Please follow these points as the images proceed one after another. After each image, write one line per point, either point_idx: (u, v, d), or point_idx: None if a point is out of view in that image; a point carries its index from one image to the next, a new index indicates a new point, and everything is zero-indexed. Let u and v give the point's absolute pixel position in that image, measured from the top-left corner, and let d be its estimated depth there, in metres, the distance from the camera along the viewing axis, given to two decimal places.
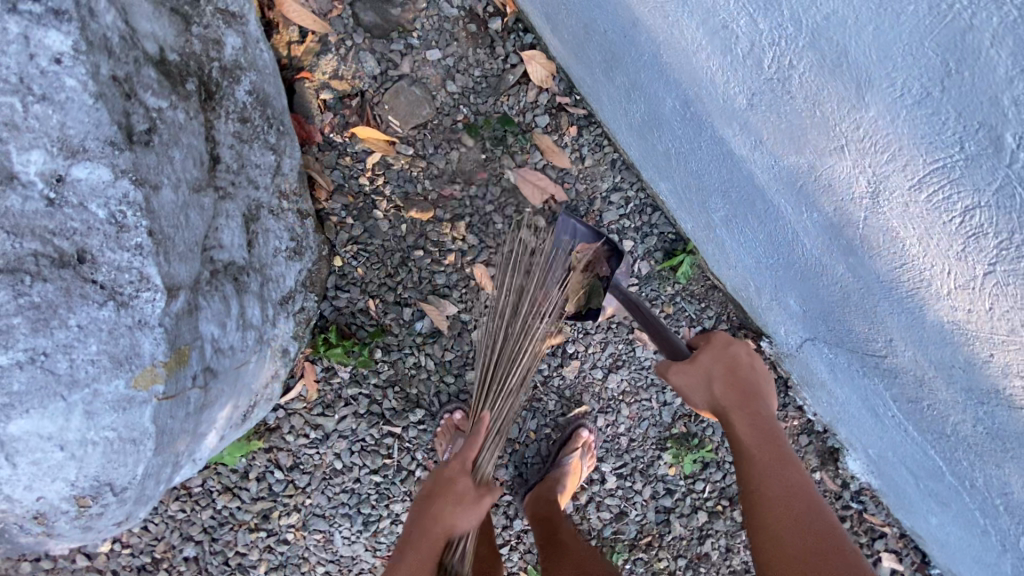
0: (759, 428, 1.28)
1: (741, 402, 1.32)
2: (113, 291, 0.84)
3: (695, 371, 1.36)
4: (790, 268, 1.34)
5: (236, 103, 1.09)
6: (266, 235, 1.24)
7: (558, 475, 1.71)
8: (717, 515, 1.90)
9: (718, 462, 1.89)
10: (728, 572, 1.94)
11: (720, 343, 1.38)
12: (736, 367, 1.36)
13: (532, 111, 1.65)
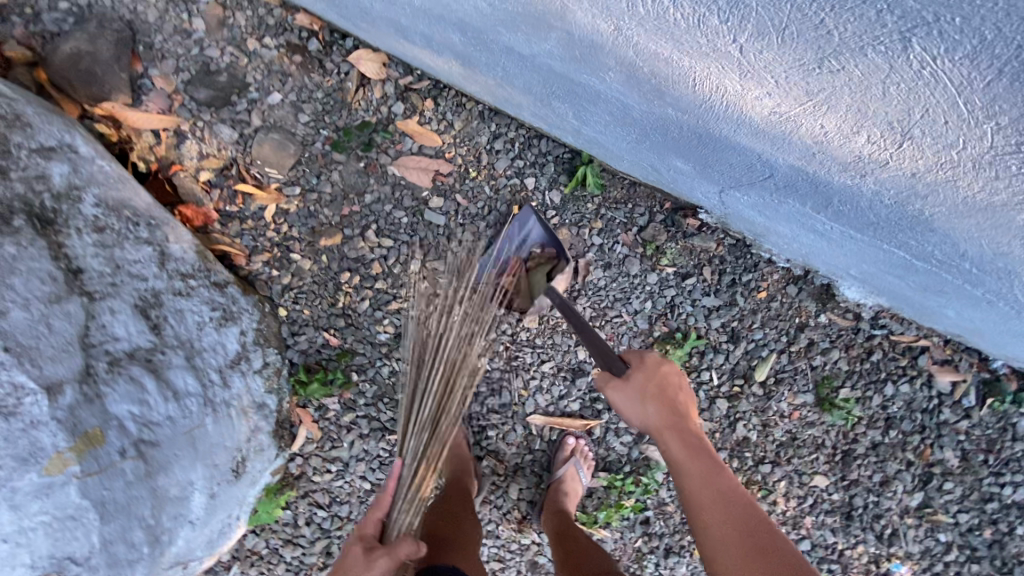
0: (694, 448, 1.23)
1: (674, 421, 1.27)
2: (0, 406, 1.19)
3: (632, 390, 1.29)
4: (647, 134, 1.29)
5: (84, 218, 1.39)
6: (179, 315, 1.47)
7: (556, 487, 1.80)
8: (737, 398, 1.86)
9: (715, 346, 1.85)
10: (776, 446, 1.89)
11: (653, 362, 1.33)
12: (666, 386, 1.31)
13: (383, 104, 1.71)
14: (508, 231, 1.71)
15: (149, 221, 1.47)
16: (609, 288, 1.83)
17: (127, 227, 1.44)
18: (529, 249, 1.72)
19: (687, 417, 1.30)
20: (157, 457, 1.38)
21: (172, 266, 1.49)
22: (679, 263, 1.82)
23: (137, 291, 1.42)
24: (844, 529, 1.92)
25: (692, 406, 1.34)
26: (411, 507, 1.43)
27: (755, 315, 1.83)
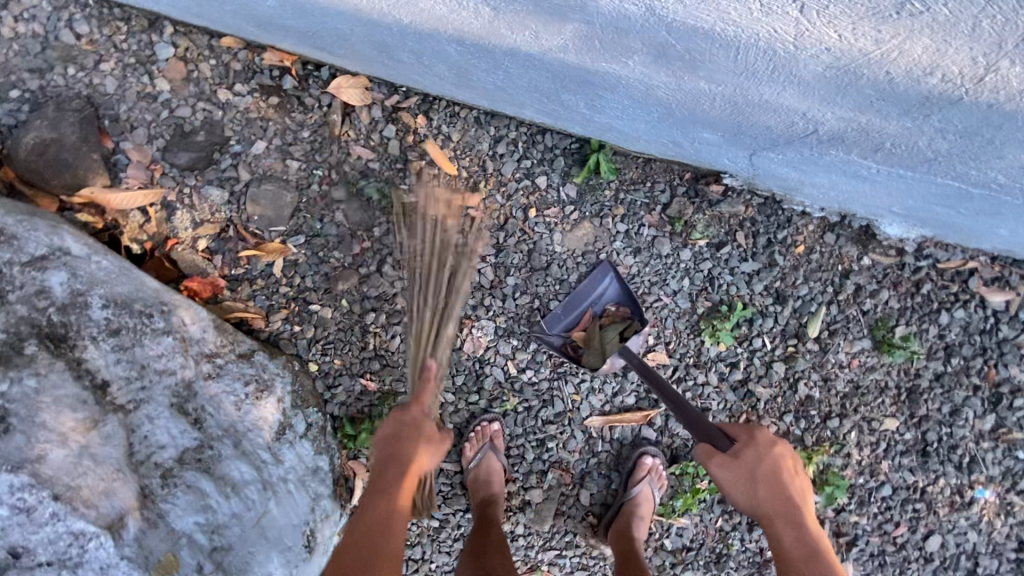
0: (803, 538, 1.32)
1: (784, 508, 1.34)
2: (61, 559, 1.13)
3: (739, 468, 1.39)
4: (673, 112, 1.22)
5: (93, 324, 1.29)
6: (214, 401, 1.38)
7: (630, 505, 1.75)
8: (794, 358, 1.80)
9: (763, 311, 1.78)
10: (841, 398, 1.84)
11: (764, 442, 1.42)
12: (777, 472, 1.38)
13: (374, 130, 1.60)
14: (582, 285, 1.71)
15: (160, 308, 1.36)
16: (643, 273, 1.74)
17: (140, 322, 1.33)
18: (602, 305, 1.74)
19: (798, 506, 1.37)
20: (232, 561, 1.33)
21: (195, 349, 1.39)
22: (711, 233, 1.74)
23: (170, 388, 1.33)
24: (922, 466, 1.88)
25: (804, 496, 1.40)
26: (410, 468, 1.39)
27: (798, 271, 1.77)
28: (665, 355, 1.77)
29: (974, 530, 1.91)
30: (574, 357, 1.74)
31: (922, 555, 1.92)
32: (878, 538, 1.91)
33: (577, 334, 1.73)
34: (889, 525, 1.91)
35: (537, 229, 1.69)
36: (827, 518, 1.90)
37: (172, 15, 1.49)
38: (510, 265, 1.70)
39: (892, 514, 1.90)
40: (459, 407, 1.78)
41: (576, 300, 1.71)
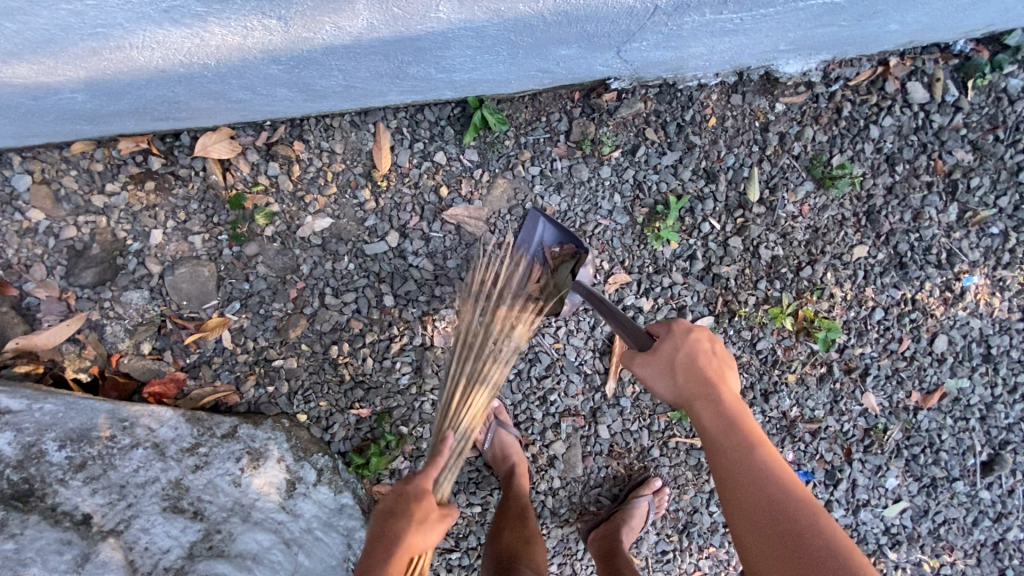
0: (726, 418, 1.21)
1: (704, 391, 1.24)
2: None
3: (659, 362, 1.28)
4: (519, 45, 1.20)
5: (61, 466, 1.36)
6: (208, 484, 1.46)
7: (630, 511, 1.79)
8: (747, 226, 1.79)
9: (701, 194, 1.76)
10: (806, 247, 1.84)
11: (681, 329, 1.29)
12: (697, 354, 1.27)
13: (258, 174, 1.56)
14: (519, 235, 1.64)
15: (123, 424, 1.43)
16: (574, 206, 1.72)
17: (105, 447, 1.41)
18: (544, 250, 1.64)
19: (724, 386, 1.26)
20: None
21: (173, 448, 1.46)
22: (622, 143, 1.71)
23: (157, 492, 1.41)
24: (905, 278, 1.90)
25: (728, 376, 1.29)
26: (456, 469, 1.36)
27: (718, 144, 1.74)
28: (625, 274, 1.77)
29: (973, 317, 1.96)
30: (541, 307, 1.58)
31: (934, 359, 1.97)
32: (888, 359, 1.95)
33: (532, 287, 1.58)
34: (894, 344, 1.94)
35: (456, 205, 1.66)
36: (835, 361, 1.92)
37: (12, 144, 1.44)
38: (443, 248, 1.67)
39: (893, 333, 1.93)
40: None
41: (519, 251, 1.61)
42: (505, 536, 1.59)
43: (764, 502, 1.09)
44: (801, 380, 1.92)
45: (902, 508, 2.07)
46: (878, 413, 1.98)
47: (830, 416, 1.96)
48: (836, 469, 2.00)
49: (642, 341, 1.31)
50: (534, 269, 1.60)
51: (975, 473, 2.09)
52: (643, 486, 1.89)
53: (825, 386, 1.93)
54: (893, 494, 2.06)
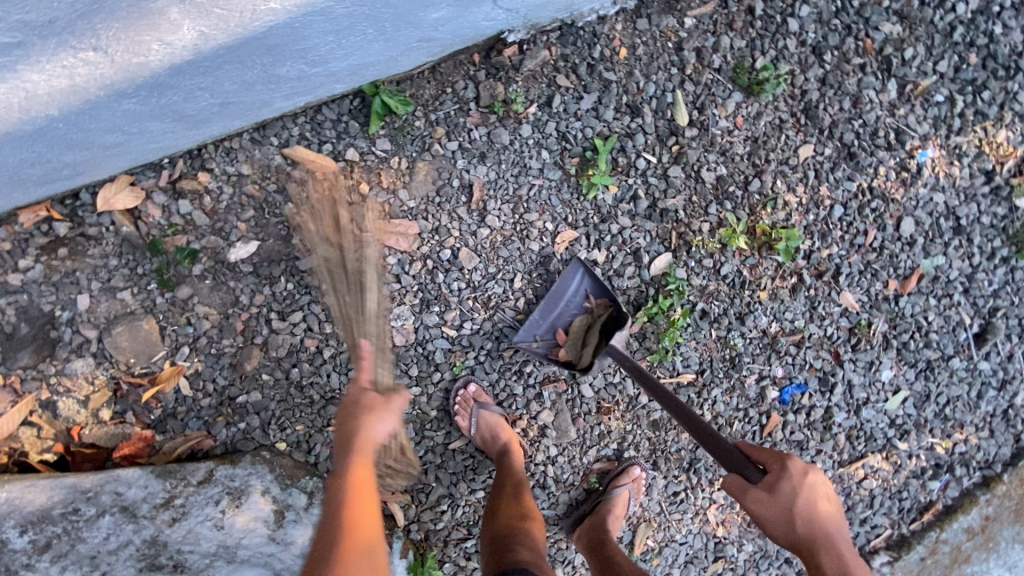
0: (850, 571, 1.23)
1: (823, 541, 1.26)
2: None
3: (776, 505, 1.28)
4: (379, 19, 1.15)
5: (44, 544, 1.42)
6: (189, 532, 1.49)
7: (612, 501, 1.81)
8: (685, 153, 1.72)
9: (630, 131, 1.69)
10: (749, 160, 1.77)
11: (802, 474, 1.29)
12: (816, 497, 1.28)
13: (170, 216, 1.51)
14: (558, 285, 1.71)
15: (87, 495, 1.45)
16: (503, 172, 1.66)
17: (74, 520, 1.44)
18: (581, 301, 1.75)
19: (843, 533, 1.28)
20: None
21: (145, 507, 1.48)
22: (537, 96, 1.63)
23: (134, 553, 1.46)
24: (858, 168, 1.84)
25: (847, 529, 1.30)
26: (387, 362, 1.51)
27: (635, 75, 1.66)
28: (572, 229, 1.72)
29: (935, 191, 1.90)
30: (560, 355, 1.75)
31: (905, 243, 1.91)
32: (857, 255, 1.90)
33: (562, 331, 1.76)
34: (861, 238, 1.89)
35: (381, 199, 1.60)
36: (803, 268, 1.88)
37: None
38: (378, 246, 1.62)
39: (857, 227, 1.87)
40: (431, 394, 1.75)
41: (553, 303, 1.73)
42: (491, 527, 1.55)
43: None
44: (774, 295, 1.88)
45: (903, 398, 2.05)
46: (859, 310, 1.94)
47: (811, 324, 1.92)
48: (828, 375, 1.97)
49: (749, 476, 1.32)
50: (567, 316, 1.75)
51: (970, 347, 2.06)
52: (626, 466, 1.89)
53: (800, 296, 1.89)
54: (891, 386, 2.04)
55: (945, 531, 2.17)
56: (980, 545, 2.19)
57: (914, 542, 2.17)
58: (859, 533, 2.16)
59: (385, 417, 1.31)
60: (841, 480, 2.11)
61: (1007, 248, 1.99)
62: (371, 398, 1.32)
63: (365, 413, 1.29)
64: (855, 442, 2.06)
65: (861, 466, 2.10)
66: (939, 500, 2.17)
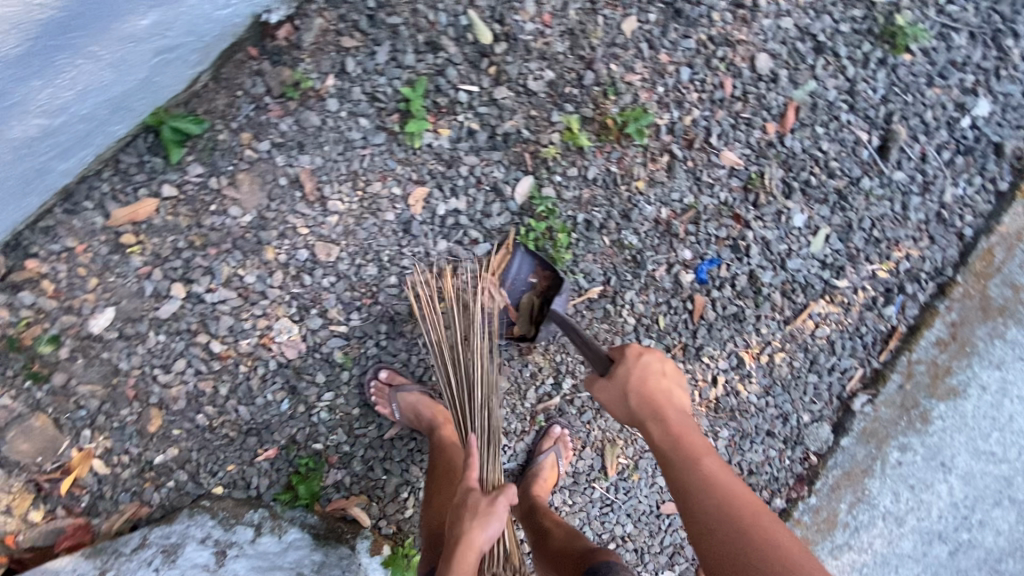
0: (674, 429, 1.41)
1: (653, 408, 1.43)
2: None
3: (614, 386, 1.46)
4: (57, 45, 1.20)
5: None
6: None
7: (539, 467, 1.82)
8: (504, 70, 1.64)
9: (439, 67, 1.61)
10: (574, 53, 1.68)
11: (633, 354, 1.46)
12: (647, 375, 1.45)
13: (16, 312, 1.50)
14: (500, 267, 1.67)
15: None
16: (327, 154, 1.59)
17: None
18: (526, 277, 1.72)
19: (673, 399, 1.46)
20: None
21: None
22: (330, 66, 1.55)
23: None
24: (689, 24, 1.76)
25: (676, 391, 1.48)
26: (495, 463, 1.42)
27: (420, 10, 1.57)
28: (422, 185, 1.65)
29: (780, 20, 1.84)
30: (513, 332, 1.76)
31: (767, 82, 1.83)
32: (723, 110, 1.81)
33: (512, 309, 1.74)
34: (720, 92, 1.79)
35: (215, 223, 1.56)
36: (672, 143, 1.79)
37: None
38: (233, 270, 1.59)
39: (712, 83, 1.78)
40: (346, 393, 1.73)
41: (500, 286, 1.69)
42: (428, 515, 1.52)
43: (709, 498, 1.27)
44: (653, 180, 1.81)
45: (825, 237, 1.98)
46: (746, 166, 1.86)
47: (702, 196, 1.85)
48: (739, 240, 1.90)
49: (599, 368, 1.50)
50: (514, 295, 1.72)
51: (876, 162, 1.97)
52: (547, 429, 1.90)
53: (679, 172, 1.82)
54: (809, 229, 1.96)
55: (915, 351, 2.10)
56: (957, 353, 2.12)
57: (890, 373, 2.11)
58: (832, 382, 2.11)
59: (490, 521, 1.22)
60: (793, 338, 2.05)
61: (879, 49, 1.92)
62: (476, 498, 1.26)
63: (473, 522, 1.22)
64: (793, 296, 2.00)
65: (808, 317, 2.04)
66: (901, 323, 2.10)
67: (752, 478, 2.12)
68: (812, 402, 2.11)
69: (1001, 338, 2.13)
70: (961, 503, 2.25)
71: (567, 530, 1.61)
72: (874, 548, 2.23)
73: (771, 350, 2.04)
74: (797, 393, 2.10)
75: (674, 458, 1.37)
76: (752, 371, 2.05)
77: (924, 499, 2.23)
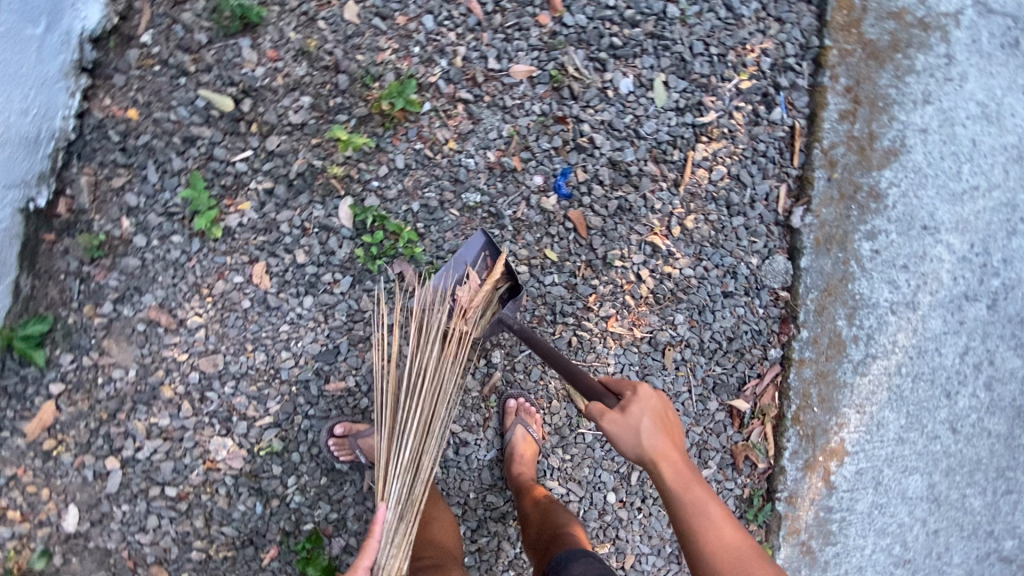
0: (685, 473, 1.34)
1: (666, 450, 1.34)
2: None
3: (626, 421, 1.34)
4: None
5: None
6: None
7: (515, 448, 1.83)
8: (263, 121, 1.64)
9: (207, 155, 1.63)
10: (316, 68, 1.66)
11: (644, 394, 1.38)
12: (658, 415, 1.37)
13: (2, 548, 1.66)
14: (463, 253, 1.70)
15: None
16: (164, 283, 1.67)
17: None
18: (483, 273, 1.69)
19: (678, 443, 1.39)
20: None
21: None
22: (119, 209, 1.62)
23: None
24: None
25: (676, 433, 1.41)
26: (404, 544, 1.43)
27: (160, 116, 1.61)
28: (258, 262, 1.69)
29: None
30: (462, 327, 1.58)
31: None
32: (487, 32, 1.73)
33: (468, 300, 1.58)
34: (474, 17, 1.72)
35: (109, 392, 1.67)
36: (457, 90, 1.73)
37: None
38: (147, 421, 1.69)
39: (460, 15, 1.72)
40: (305, 471, 1.78)
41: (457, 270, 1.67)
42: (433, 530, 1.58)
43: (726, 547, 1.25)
44: (460, 134, 1.75)
45: (663, 85, 1.85)
46: (542, 67, 1.77)
47: (517, 120, 1.77)
48: (579, 138, 1.81)
49: (608, 402, 1.39)
50: (469, 289, 1.61)
51: None
52: (503, 405, 1.90)
53: (481, 112, 1.75)
54: (642, 88, 1.84)
55: (824, 139, 1.92)
56: (872, 114, 1.92)
57: (813, 171, 1.93)
58: (761, 213, 1.95)
59: None
60: (695, 194, 1.92)
61: None
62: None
63: None
64: (668, 157, 1.87)
65: (697, 167, 1.90)
66: (796, 120, 1.92)
67: (734, 346, 2.00)
68: (753, 243, 1.96)
69: (911, 74, 1.93)
70: (967, 253, 2.03)
71: (550, 506, 1.66)
72: (902, 344, 2.05)
73: (679, 218, 1.92)
74: (732, 242, 1.96)
75: (688, 510, 1.29)
76: (673, 248, 1.93)
77: (926, 271, 2.02)
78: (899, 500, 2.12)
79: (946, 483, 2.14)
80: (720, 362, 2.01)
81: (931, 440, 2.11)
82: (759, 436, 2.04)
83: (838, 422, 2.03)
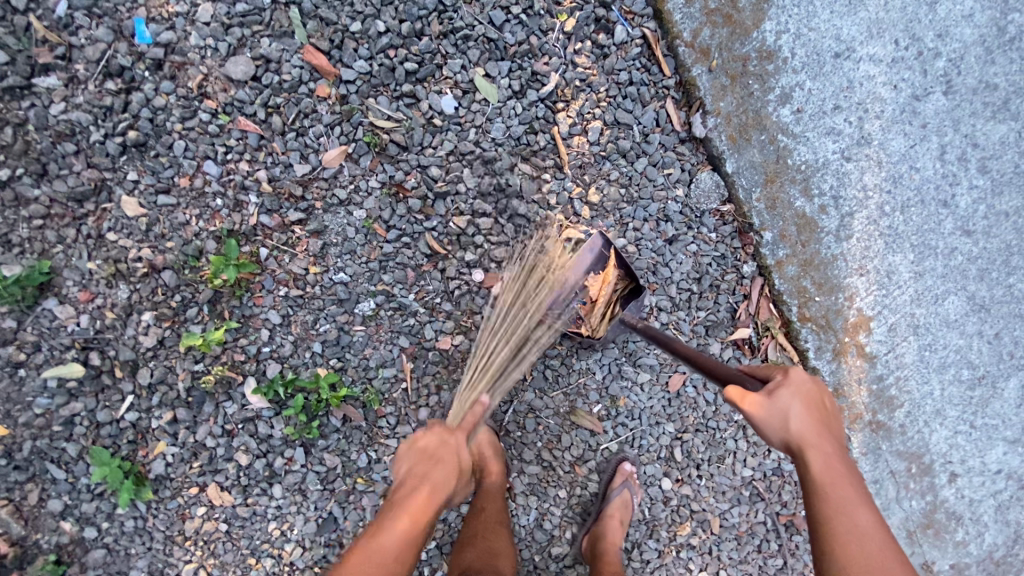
0: (837, 464, 1.14)
1: (819, 438, 1.15)
2: None
3: (774, 407, 1.16)
4: None
5: None
6: None
7: (612, 511, 1.77)
8: (123, 361, 1.50)
9: (95, 423, 1.52)
10: (136, 282, 1.48)
11: (795, 378, 1.18)
12: (811, 402, 1.17)
13: None
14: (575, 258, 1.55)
15: None
16: (139, 552, 1.58)
17: None
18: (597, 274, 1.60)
19: (832, 432, 1.18)
20: None
21: None
22: (54, 516, 1.54)
23: None
24: (162, 135, 1.46)
25: (831, 419, 1.20)
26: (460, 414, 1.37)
27: (29, 415, 1.49)
28: (208, 485, 1.58)
29: (196, 18, 1.46)
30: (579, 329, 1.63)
31: (269, 70, 1.49)
32: (277, 139, 1.51)
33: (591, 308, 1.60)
34: (253, 134, 1.49)
35: None
36: (284, 214, 1.52)
37: None
38: None
39: (239, 139, 1.49)
40: None
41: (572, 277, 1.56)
42: (464, 557, 1.47)
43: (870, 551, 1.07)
44: (315, 254, 1.55)
45: (487, 79, 1.60)
46: (353, 139, 1.53)
47: (363, 205, 1.56)
48: (433, 184, 1.58)
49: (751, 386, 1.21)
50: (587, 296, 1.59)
51: None
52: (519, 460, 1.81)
53: (322, 220, 1.54)
54: (467, 95, 1.59)
55: (681, 32, 1.68)
56: None
57: (690, 72, 1.69)
58: (661, 142, 1.72)
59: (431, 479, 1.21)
60: (584, 165, 1.68)
61: None
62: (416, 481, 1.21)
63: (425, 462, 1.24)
64: (534, 147, 1.64)
65: (570, 138, 1.66)
66: (644, 29, 1.67)
67: (706, 283, 1.79)
68: (669, 175, 1.73)
69: None
70: (895, 53, 1.74)
71: None
72: (873, 184, 1.80)
73: (580, 195, 1.69)
74: (648, 186, 1.72)
75: (829, 506, 1.12)
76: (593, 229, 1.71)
77: (861, 99, 1.74)
78: (946, 329, 1.91)
79: (987, 286, 1.89)
80: (701, 305, 1.81)
81: (950, 258, 1.87)
82: (776, 350, 1.88)
83: (847, 296, 1.85)
